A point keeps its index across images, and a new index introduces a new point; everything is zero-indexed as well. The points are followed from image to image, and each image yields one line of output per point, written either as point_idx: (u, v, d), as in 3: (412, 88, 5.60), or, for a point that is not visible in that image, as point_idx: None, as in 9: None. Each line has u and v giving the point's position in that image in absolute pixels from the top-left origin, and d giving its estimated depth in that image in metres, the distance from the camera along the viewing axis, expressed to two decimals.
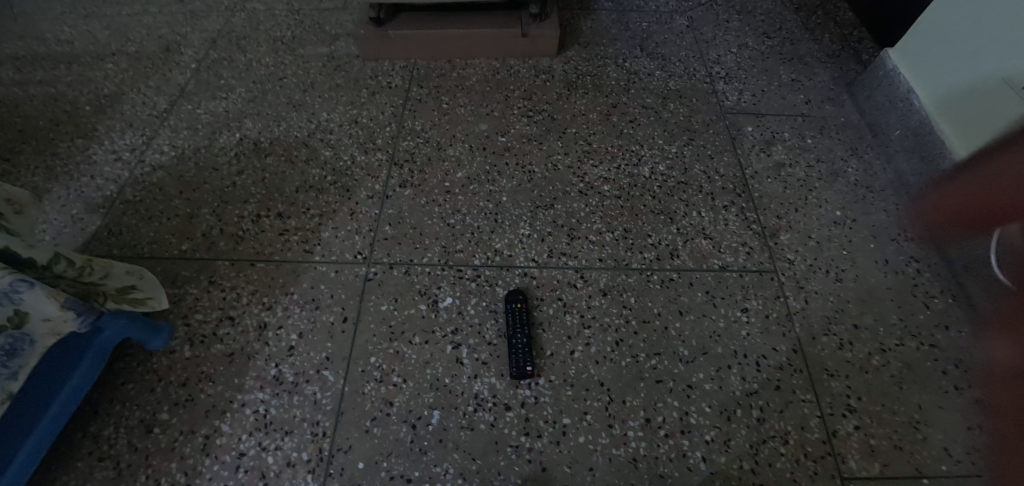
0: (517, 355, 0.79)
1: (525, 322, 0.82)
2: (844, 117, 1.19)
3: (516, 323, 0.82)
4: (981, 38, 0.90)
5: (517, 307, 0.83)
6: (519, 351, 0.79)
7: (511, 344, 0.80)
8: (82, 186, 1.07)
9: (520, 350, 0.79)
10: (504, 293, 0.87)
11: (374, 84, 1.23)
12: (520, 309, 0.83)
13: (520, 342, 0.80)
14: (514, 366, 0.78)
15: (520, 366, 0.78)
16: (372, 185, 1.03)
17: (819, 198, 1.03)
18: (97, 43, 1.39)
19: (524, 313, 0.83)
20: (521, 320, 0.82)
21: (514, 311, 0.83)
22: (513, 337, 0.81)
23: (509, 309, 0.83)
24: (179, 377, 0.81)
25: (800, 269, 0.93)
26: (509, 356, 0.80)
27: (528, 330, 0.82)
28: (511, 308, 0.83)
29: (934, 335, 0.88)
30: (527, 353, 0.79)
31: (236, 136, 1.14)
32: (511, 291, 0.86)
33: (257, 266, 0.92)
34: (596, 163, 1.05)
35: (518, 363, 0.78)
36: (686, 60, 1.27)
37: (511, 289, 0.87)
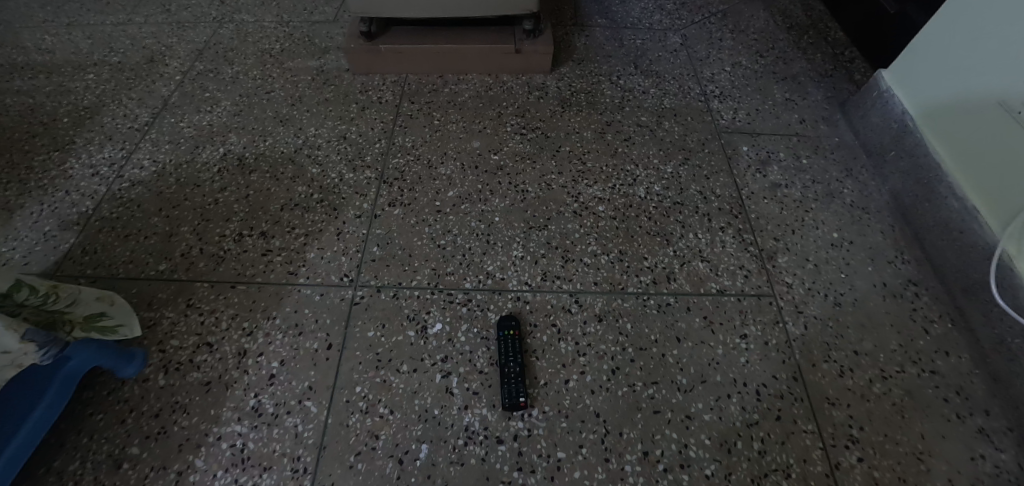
0: (507, 384, 0.75)
1: (518, 349, 0.79)
2: (838, 137, 1.18)
3: (510, 351, 0.79)
4: (984, 57, 0.89)
5: (510, 333, 0.80)
6: (510, 380, 0.76)
7: (501, 372, 0.77)
8: (57, 201, 1.02)
9: (511, 380, 0.76)
10: (496, 317, 0.84)
11: (364, 98, 1.20)
12: (512, 335, 0.80)
13: (512, 371, 0.77)
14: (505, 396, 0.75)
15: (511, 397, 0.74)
16: (360, 203, 1.00)
17: (816, 219, 1.02)
18: (80, 53, 1.35)
19: (517, 341, 0.80)
20: (513, 346, 0.79)
21: (506, 337, 0.80)
22: (503, 365, 0.77)
23: (501, 336, 0.80)
24: (152, 407, 0.77)
25: (798, 294, 0.91)
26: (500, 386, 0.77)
27: (521, 358, 0.79)
28: (504, 334, 0.80)
29: (934, 361, 0.86)
30: (518, 383, 0.76)
31: (220, 151, 1.10)
32: (503, 317, 0.83)
33: (238, 289, 0.88)
34: (590, 183, 1.03)
35: (509, 393, 0.75)
36: (680, 78, 1.26)
37: (503, 313, 0.84)
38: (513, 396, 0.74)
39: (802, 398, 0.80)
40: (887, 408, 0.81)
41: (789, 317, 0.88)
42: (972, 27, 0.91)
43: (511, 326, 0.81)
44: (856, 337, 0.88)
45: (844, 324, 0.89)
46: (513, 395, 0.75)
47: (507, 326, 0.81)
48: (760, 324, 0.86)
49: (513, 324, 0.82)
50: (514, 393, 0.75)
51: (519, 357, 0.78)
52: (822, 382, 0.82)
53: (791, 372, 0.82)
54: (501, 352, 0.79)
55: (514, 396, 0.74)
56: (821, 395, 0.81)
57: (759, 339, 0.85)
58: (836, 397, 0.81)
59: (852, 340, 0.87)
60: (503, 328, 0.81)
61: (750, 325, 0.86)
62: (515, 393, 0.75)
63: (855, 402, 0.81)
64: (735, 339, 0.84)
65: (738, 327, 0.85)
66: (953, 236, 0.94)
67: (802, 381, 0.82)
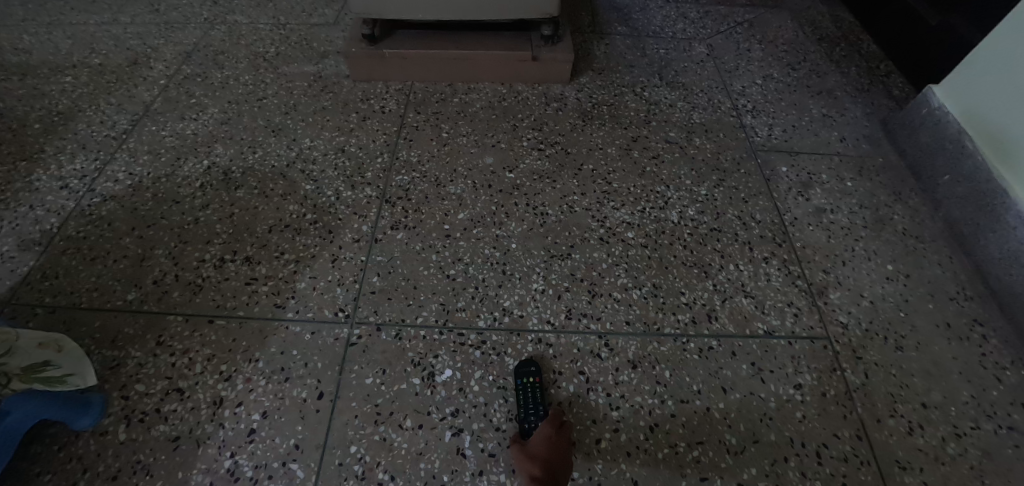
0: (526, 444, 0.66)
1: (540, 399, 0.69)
2: (882, 157, 1.08)
3: (529, 402, 0.69)
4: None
5: (529, 380, 0.71)
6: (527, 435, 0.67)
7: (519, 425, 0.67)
8: (18, 218, 0.91)
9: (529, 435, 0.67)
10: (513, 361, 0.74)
11: (366, 107, 1.09)
12: (532, 383, 0.71)
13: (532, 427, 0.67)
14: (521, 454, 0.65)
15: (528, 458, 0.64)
16: (359, 225, 0.89)
17: (867, 249, 0.92)
18: (58, 54, 1.24)
19: (538, 389, 0.70)
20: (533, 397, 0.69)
21: (524, 386, 0.71)
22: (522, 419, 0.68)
23: (519, 385, 0.71)
24: (109, 467, 0.65)
25: (855, 336, 0.81)
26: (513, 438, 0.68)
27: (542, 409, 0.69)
28: (522, 382, 0.71)
29: (1012, 416, 0.76)
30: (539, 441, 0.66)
31: (204, 163, 0.98)
32: (522, 361, 0.73)
33: (216, 324, 0.77)
34: (616, 205, 0.93)
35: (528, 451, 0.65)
36: (709, 91, 1.17)
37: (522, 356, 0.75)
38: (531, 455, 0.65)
39: (867, 462, 0.70)
40: (965, 472, 0.70)
41: (846, 364, 0.78)
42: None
43: (532, 371, 0.72)
44: (923, 387, 0.77)
45: (908, 372, 0.78)
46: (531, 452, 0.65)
47: (526, 371, 0.72)
48: (815, 373, 0.76)
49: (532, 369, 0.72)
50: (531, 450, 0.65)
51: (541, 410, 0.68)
52: (889, 442, 0.72)
53: (853, 429, 0.72)
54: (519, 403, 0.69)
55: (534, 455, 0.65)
56: (888, 457, 0.70)
57: (815, 390, 0.75)
58: (906, 459, 0.71)
59: (918, 390, 0.77)
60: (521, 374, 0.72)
61: (804, 374, 0.76)
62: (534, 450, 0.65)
63: (928, 465, 0.71)
64: (788, 390, 0.74)
65: (791, 376, 0.75)
66: None
67: (865, 441, 0.71)
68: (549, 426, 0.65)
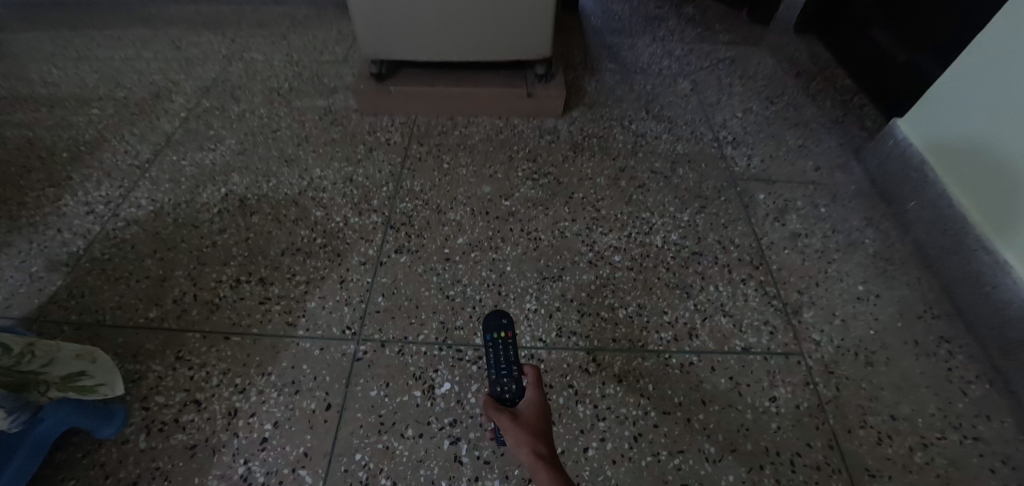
0: (500, 393, 0.64)
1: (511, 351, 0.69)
2: (855, 185, 1.15)
3: (500, 356, 0.69)
4: (1015, 106, 0.86)
5: (501, 334, 0.71)
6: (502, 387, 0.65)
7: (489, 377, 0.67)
8: (47, 241, 0.97)
9: (505, 386, 0.65)
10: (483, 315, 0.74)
11: (372, 139, 1.17)
12: (504, 337, 0.71)
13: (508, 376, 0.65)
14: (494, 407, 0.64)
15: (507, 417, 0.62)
16: (365, 249, 0.95)
17: (840, 271, 0.98)
18: (85, 87, 1.33)
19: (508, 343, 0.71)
20: (505, 350, 0.70)
21: (495, 340, 0.71)
22: (494, 370, 0.67)
23: (488, 341, 0.71)
24: (130, 473, 0.70)
25: (828, 352, 0.86)
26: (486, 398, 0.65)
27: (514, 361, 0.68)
28: (493, 336, 0.71)
29: (976, 427, 0.81)
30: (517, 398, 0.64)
31: (222, 190, 1.05)
32: (491, 317, 0.73)
33: (232, 341, 0.82)
34: (604, 231, 1.00)
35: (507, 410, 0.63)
36: (692, 124, 1.25)
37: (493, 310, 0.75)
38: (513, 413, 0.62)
39: (838, 470, 0.75)
40: (931, 480, 0.75)
41: (819, 378, 0.83)
42: (1001, 76, 0.88)
43: (505, 324, 0.72)
44: (892, 400, 0.83)
45: (878, 386, 0.84)
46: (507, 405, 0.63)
47: (498, 324, 0.72)
48: (789, 386, 0.81)
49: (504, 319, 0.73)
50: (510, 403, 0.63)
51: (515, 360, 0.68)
52: (860, 452, 0.77)
53: (825, 439, 0.77)
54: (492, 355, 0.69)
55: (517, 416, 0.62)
56: (859, 465, 0.76)
57: (790, 402, 0.80)
58: (875, 468, 0.76)
59: (888, 403, 0.82)
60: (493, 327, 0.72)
61: (778, 387, 0.81)
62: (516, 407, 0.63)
63: (896, 473, 0.75)
64: (764, 403, 0.79)
65: (767, 389, 0.81)
66: (986, 290, 0.89)
67: (837, 450, 0.76)
68: (535, 391, 0.61)
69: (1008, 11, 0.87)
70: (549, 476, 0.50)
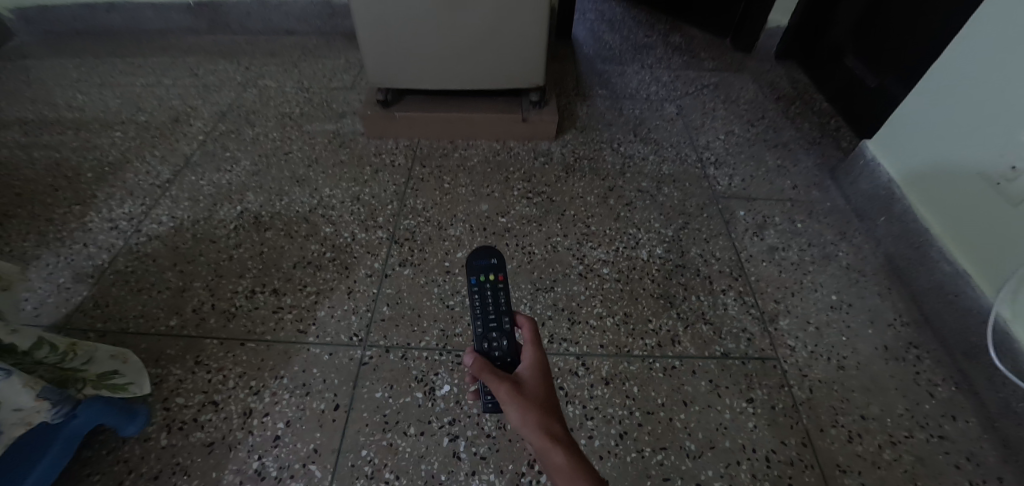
0: (489, 350, 0.65)
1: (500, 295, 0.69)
2: (831, 202, 1.22)
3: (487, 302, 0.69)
4: (967, 128, 0.93)
5: (488, 276, 0.71)
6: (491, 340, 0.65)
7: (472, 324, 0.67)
8: (74, 255, 1.04)
9: (494, 343, 0.65)
10: (469, 253, 0.72)
11: (378, 161, 1.25)
12: (493, 279, 0.71)
13: (497, 328, 0.66)
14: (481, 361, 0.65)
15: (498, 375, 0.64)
16: (371, 263, 1.02)
17: (814, 282, 1.05)
18: (109, 111, 1.42)
19: (496, 287, 0.70)
20: (492, 293, 0.70)
21: (480, 282, 0.70)
22: (481, 320, 0.67)
23: (474, 283, 0.70)
24: (152, 468, 0.76)
25: (802, 357, 0.92)
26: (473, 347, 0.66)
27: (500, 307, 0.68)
28: (478, 278, 0.71)
29: (942, 426, 0.86)
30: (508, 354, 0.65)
31: (237, 208, 1.13)
32: (474, 260, 0.72)
33: (247, 347, 0.89)
34: (594, 245, 1.07)
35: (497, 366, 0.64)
36: (678, 146, 1.33)
37: (481, 248, 0.73)
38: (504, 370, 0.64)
39: (811, 465, 0.80)
40: (898, 475, 0.81)
41: (793, 381, 0.89)
42: (954, 98, 0.95)
43: (493, 264, 0.72)
44: (862, 401, 0.88)
45: (849, 388, 0.90)
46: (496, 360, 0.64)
47: (485, 263, 0.72)
48: (765, 388, 0.87)
49: (492, 258, 0.72)
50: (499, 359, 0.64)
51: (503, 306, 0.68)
52: (831, 449, 0.82)
53: (799, 437, 0.83)
54: (478, 300, 0.69)
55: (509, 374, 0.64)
56: (831, 461, 0.81)
57: (765, 403, 0.86)
58: (846, 463, 0.81)
59: (858, 404, 0.88)
60: (480, 268, 0.71)
61: (755, 389, 0.87)
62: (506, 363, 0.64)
63: (866, 469, 0.81)
64: (741, 403, 0.85)
65: (744, 391, 0.87)
66: (949, 298, 0.96)
67: (810, 447, 0.82)
68: (533, 352, 0.61)
69: (960, 38, 0.95)
70: (566, 460, 0.50)
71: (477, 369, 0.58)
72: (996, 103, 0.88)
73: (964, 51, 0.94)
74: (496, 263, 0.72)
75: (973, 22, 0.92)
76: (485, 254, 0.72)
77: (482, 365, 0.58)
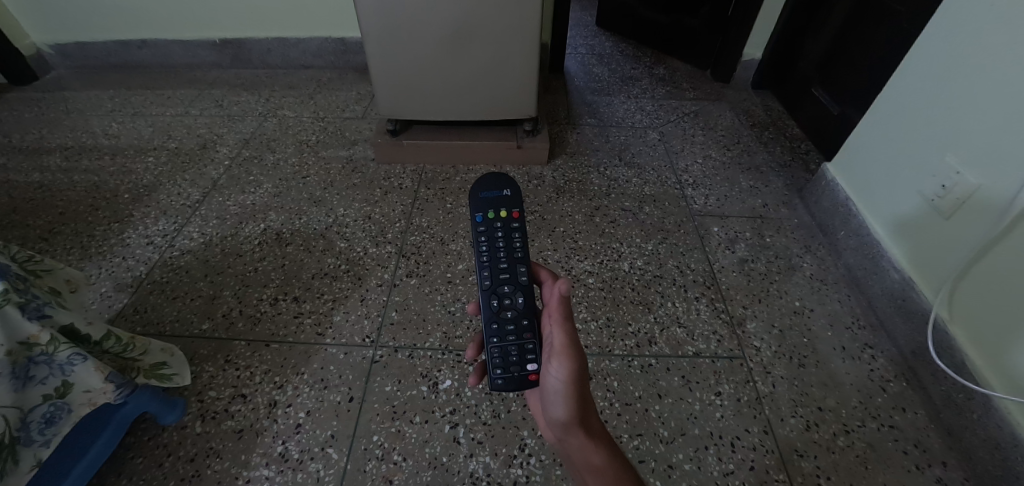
0: (505, 305, 0.73)
1: (512, 235, 0.74)
2: (798, 219, 1.34)
3: (495, 240, 0.74)
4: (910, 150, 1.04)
5: (499, 212, 0.75)
6: (503, 292, 0.73)
7: (478, 266, 0.74)
8: (114, 266, 1.16)
9: (509, 299, 0.73)
10: (473, 183, 0.76)
11: (387, 184, 1.38)
12: (506, 216, 0.75)
13: (509, 278, 0.73)
14: (487, 311, 0.73)
15: (506, 334, 0.72)
16: (381, 274, 1.14)
17: (780, 290, 1.16)
18: (142, 138, 1.56)
19: (501, 222, 0.75)
20: (502, 231, 0.75)
21: (488, 219, 0.75)
22: (493, 265, 0.74)
23: (480, 220, 0.75)
24: (188, 452, 0.86)
25: (766, 356, 1.03)
26: (481, 300, 0.74)
27: (505, 247, 0.74)
28: (485, 215, 0.75)
29: (892, 416, 0.96)
30: (524, 313, 0.73)
31: (261, 226, 1.25)
32: (480, 191, 0.76)
33: (272, 347, 1.00)
34: (581, 258, 1.19)
35: (506, 323, 0.72)
36: (659, 169, 1.46)
37: (491, 179, 0.77)
38: (515, 328, 0.72)
39: (772, 450, 0.90)
40: (851, 459, 0.90)
41: (758, 377, 1.00)
42: (899, 120, 1.07)
43: (505, 198, 0.76)
44: (820, 394, 0.98)
45: (809, 383, 1.00)
46: (506, 317, 0.73)
47: (497, 197, 0.76)
48: (731, 383, 0.98)
49: (504, 191, 0.77)
50: (511, 317, 0.73)
51: (516, 251, 0.74)
52: (791, 436, 0.92)
53: (761, 425, 0.93)
54: (487, 239, 0.74)
55: (519, 334, 0.72)
56: (790, 447, 0.91)
57: (732, 396, 0.96)
58: (803, 449, 0.91)
59: (816, 397, 0.98)
60: (489, 201, 0.76)
61: (723, 384, 0.98)
62: (519, 322, 0.72)
63: (821, 453, 0.90)
64: (710, 396, 0.96)
65: (713, 386, 0.98)
66: (898, 302, 1.06)
67: (771, 434, 0.92)
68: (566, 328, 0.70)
69: (907, 63, 1.05)
70: (602, 460, 0.61)
71: (565, 319, 0.66)
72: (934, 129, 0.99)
73: (907, 78, 1.04)
74: (509, 196, 0.76)
75: (913, 53, 1.03)
76: (496, 186, 0.76)
77: (571, 322, 0.67)
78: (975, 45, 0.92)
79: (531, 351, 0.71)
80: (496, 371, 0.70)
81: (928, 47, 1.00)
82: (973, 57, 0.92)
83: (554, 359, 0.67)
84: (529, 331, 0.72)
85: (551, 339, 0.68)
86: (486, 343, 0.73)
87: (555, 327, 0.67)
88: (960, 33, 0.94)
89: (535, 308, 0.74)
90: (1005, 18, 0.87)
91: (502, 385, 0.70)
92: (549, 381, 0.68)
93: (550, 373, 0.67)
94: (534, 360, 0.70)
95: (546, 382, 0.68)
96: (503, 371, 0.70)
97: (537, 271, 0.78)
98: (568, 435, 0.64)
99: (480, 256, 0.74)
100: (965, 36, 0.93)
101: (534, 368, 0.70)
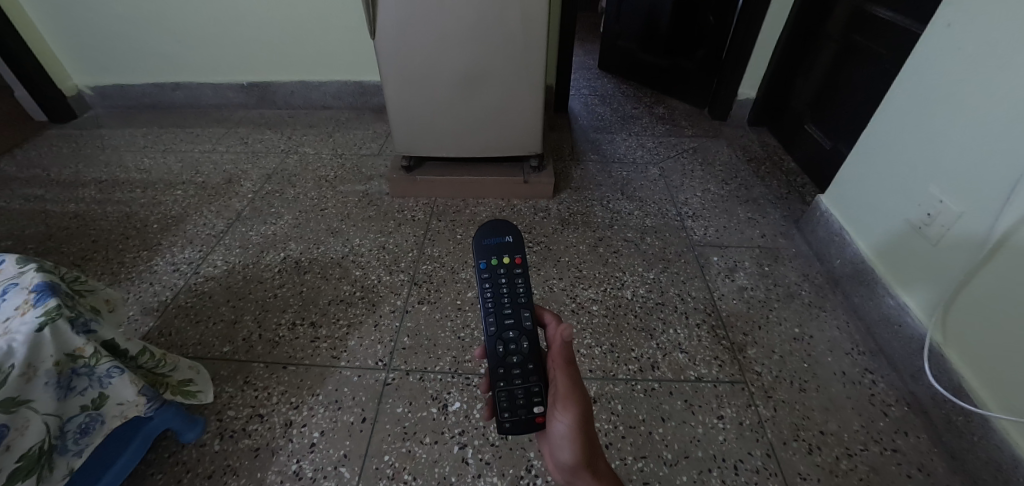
0: (511, 351, 0.75)
1: (515, 281, 0.77)
2: (795, 249, 1.39)
3: (496, 285, 0.77)
4: (898, 189, 1.10)
5: (502, 258, 0.78)
6: (509, 337, 0.76)
7: (484, 313, 0.77)
8: (142, 291, 1.22)
9: (515, 346, 0.75)
10: (477, 230, 0.79)
11: (401, 216, 1.45)
12: (508, 262, 0.78)
13: (514, 324, 0.76)
14: (494, 357, 0.75)
15: (513, 379, 0.74)
16: (394, 300, 1.19)
17: (779, 317, 1.19)
18: (171, 173, 1.65)
19: (502, 268, 0.78)
20: (506, 276, 0.77)
21: (491, 266, 0.77)
22: (497, 311, 0.76)
23: (484, 267, 0.77)
24: (206, 469, 0.89)
25: (766, 381, 1.06)
26: (486, 346, 0.76)
27: (508, 290, 0.77)
28: (489, 262, 0.78)
29: (895, 440, 0.97)
30: (529, 358, 0.75)
31: (281, 255, 1.32)
32: (485, 235, 0.79)
33: (288, 369, 1.04)
34: (585, 287, 1.24)
35: (512, 367, 0.75)
36: (659, 202, 1.53)
37: (494, 227, 0.79)
38: (521, 371, 0.75)
39: (775, 472, 0.92)
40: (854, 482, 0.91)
41: (759, 401, 1.02)
42: (886, 157, 1.12)
43: (507, 244, 0.78)
44: (822, 418, 1.00)
45: (810, 407, 1.02)
46: (512, 361, 0.75)
47: (500, 244, 0.78)
48: (733, 407, 1.01)
49: (507, 237, 0.79)
50: (517, 362, 0.75)
51: (519, 296, 0.77)
52: (793, 459, 0.94)
53: (764, 448, 0.95)
54: (491, 284, 0.77)
55: (525, 378, 0.74)
56: (793, 470, 0.92)
57: (733, 420, 0.99)
58: (806, 472, 0.92)
59: (818, 421, 1.00)
60: (493, 248, 0.78)
61: (725, 407, 1.00)
62: (526, 367, 0.75)
63: (824, 476, 0.92)
64: (712, 419, 0.98)
65: (715, 409, 1.00)
66: (895, 328, 1.09)
67: (774, 457, 0.94)
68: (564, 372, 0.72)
69: (889, 103, 1.12)
70: None
71: (566, 364, 0.70)
72: (922, 165, 1.04)
73: (891, 116, 1.11)
74: (511, 242, 0.79)
75: (894, 94, 1.10)
76: (498, 233, 0.79)
77: (574, 369, 0.71)
78: (957, 86, 0.97)
79: (537, 394, 0.74)
80: (503, 414, 0.73)
81: (908, 88, 1.07)
82: (962, 102, 0.96)
83: (559, 407, 0.70)
84: (536, 374, 0.74)
85: (555, 384, 0.72)
86: (495, 386, 0.75)
87: (558, 375, 0.70)
88: (953, 77, 0.98)
89: (540, 351, 0.76)
90: (998, 65, 0.90)
91: (510, 428, 0.72)
92: (555, 428, 0.70)
93: (556, 420, 0.70)
94: (540, 402, 0.73)
95: (552, 427, 0.71)
96: (510, 414, 0.73)
97: (542, 313, 0.80)
98: (576, 476, 0.70)
99: (486, 302, 0.77)
100: (957, 80, 0.97)
101: (540, 411, 0.73)
